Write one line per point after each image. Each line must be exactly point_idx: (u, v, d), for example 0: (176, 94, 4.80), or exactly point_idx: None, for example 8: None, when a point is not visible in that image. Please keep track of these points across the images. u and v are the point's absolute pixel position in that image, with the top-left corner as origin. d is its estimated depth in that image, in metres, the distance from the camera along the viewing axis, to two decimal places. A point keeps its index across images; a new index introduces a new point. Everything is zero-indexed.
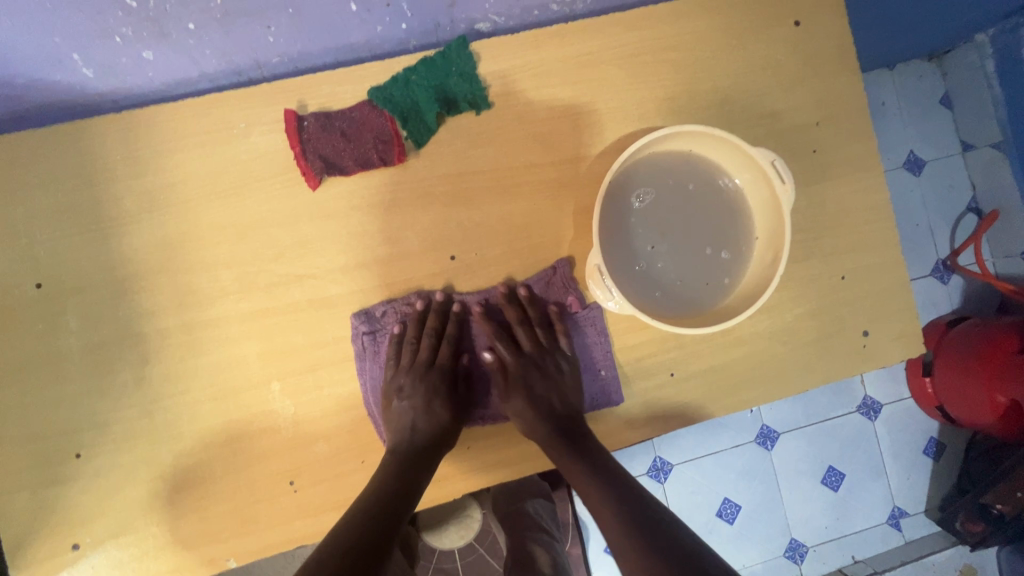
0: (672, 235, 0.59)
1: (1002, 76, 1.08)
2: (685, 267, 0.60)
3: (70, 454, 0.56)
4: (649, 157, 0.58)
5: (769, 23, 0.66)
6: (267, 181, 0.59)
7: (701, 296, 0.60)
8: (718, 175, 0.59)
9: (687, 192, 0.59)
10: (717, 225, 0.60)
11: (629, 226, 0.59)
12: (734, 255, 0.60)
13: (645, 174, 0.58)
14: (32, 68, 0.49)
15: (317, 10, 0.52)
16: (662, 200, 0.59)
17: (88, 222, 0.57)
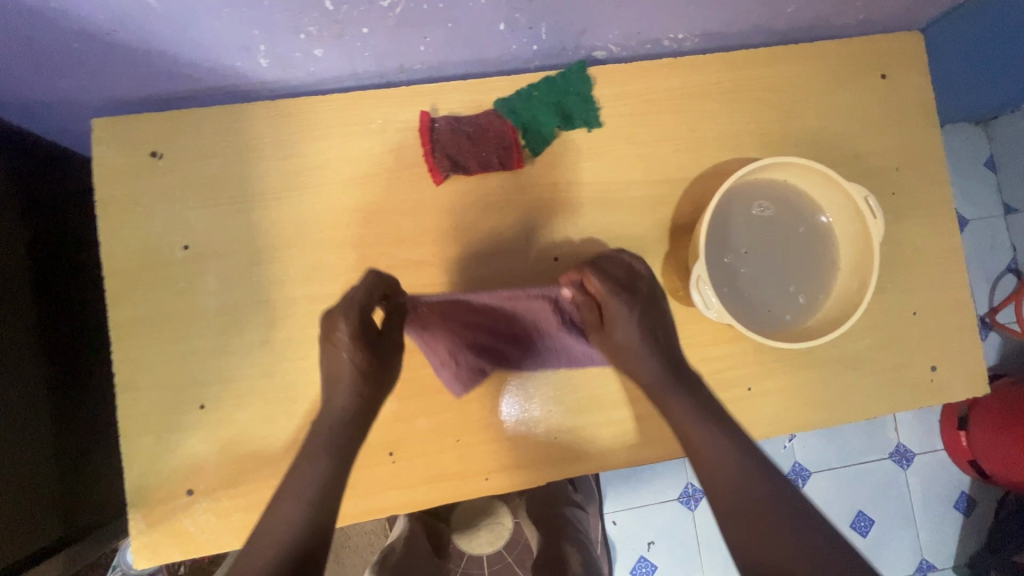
0: (763, 259, 0.64)
1: None
2: (766, 295, 0.64)
3: (195, 405, 0.60)
4: (752, 182, 0.63)
5: (859, 73, 0.72)
6: (397, 173, 0.65)
7: (768, 324, 0.63)
8: (811, 209, 0.64)
9: (781, 221, 0.64)
10: (805, 256, 0.65)
11: (727, 242, 0.64)
12: (810, 301, 0.64)
13: (745, 197, 0.63)
14: (220, 54, 0.55)
15: (471, 28, 0.58)
16: (763, 230, 0.64)
17: (235, 195, 0.63)
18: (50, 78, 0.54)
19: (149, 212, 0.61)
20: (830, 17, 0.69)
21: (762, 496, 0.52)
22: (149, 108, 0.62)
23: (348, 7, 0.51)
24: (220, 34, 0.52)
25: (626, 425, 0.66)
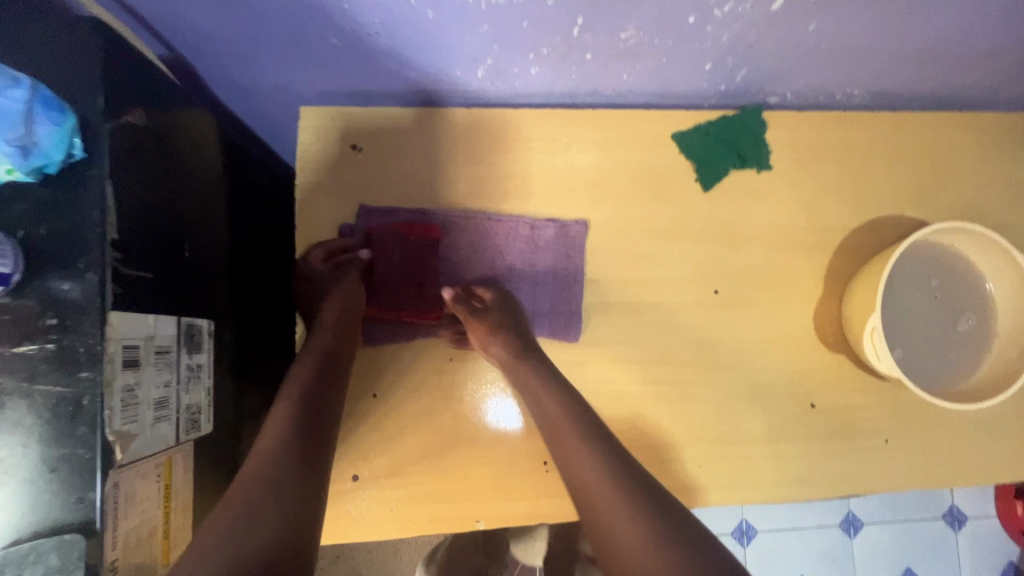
0: (916, 315, 0.66)
1: None
2: (893, 322, 0.66)
3: (368, 393, 0.62)
4: (927, 240, 0.66)
5: (1016, 146, 0.74)
6: (574, 192, 0.67)
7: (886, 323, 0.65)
8: (981, 287, 0.66)
9: (955, 310, 0.66)
10: (956, 330, 0.66)
11: (940, 281, 0.66)
12: (896, 351, 0.65)
13: (912, 251, 0.66)
14: (447, 63, 0.57)
15: (682, 64, 0.60)
16: (948, 317, 0.66)
17: (422, 194, 0.64)
18: (288, 67, 0.57)
19: (344, 202, 0.63)
20: (1000, 90, 0.71)
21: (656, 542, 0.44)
22: (353, 102, 0.64)
23: (590, 35, 0.53)
24: (461, 47, 0.54)
25: (766, 462, 0.67)
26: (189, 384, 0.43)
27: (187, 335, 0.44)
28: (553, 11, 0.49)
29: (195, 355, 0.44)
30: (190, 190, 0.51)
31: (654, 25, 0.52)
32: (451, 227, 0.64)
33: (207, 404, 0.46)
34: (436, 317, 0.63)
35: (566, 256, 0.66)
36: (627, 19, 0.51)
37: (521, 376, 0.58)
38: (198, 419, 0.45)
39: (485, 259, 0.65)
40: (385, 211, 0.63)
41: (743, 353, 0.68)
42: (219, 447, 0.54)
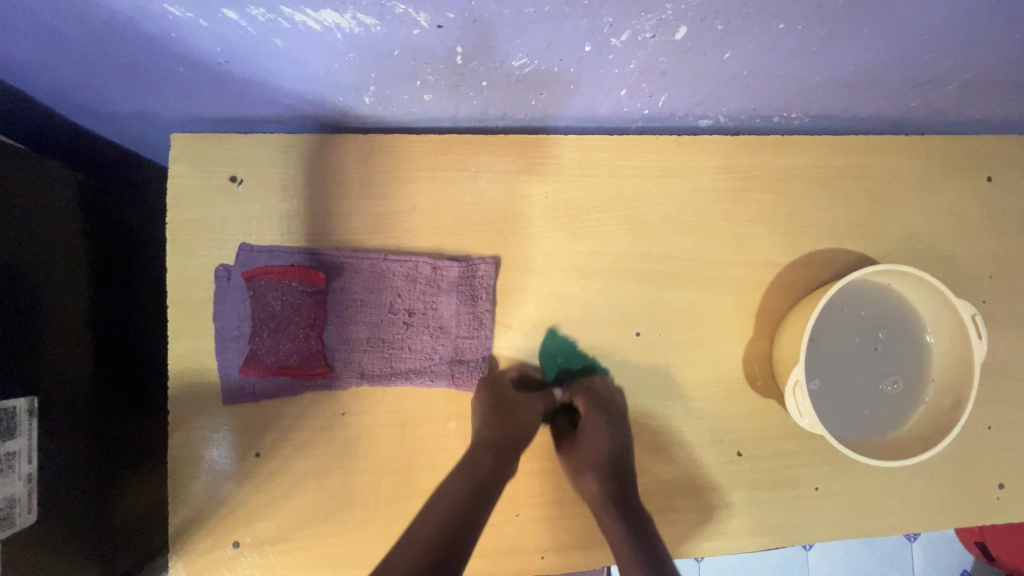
0: (852, 363, 0.62)
1: None
2: (821, 362, 0.62)
3: (250, 452, 0.56)
4: (867, 282, 0.61)
5: (965, 173, 0.69)
6: (483, 227, 0.61)
7: (812, 359, 0.61)
8: (920, 347, 0.62)
9: (889, 367, 0.62)
10: (887, 386, 0.62)
11: (883, 332, 0.62)
12: (816, 387, 0.61)
13: (850, 292, 0.62)
14: (324, 90, 0.51)
15: (593, 91, 0.55)
16: (881, 372, 0.62)
17: (313, 231, 0.58)
18: (139, 94, 0.50)
19: (223, 241, 0.57)
20: (949, 114, 0.66)
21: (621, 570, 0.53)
22: (234, 128, 0.58)
23: (478, 63, 0.47)
24: (333, 75, 0.48)
25: (686, 514, 0.64)
26: None
27: None
28: (424, 40, 0.43)
29: (0, 445, 0.43)
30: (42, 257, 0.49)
31: (548, 54, 0.46)
32: (350, 269, 0.58)
33: (26, 494, 0.46)
34: (326, 370, 0.57)
35: (472, 300, 0.60)
36: (514, 47, 0.45)
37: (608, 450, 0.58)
38: (8, 513, 0.44)
39: (385, 300, 0.59)
40: (281, 246, 0.58)
41: (667, 398, 0.64)
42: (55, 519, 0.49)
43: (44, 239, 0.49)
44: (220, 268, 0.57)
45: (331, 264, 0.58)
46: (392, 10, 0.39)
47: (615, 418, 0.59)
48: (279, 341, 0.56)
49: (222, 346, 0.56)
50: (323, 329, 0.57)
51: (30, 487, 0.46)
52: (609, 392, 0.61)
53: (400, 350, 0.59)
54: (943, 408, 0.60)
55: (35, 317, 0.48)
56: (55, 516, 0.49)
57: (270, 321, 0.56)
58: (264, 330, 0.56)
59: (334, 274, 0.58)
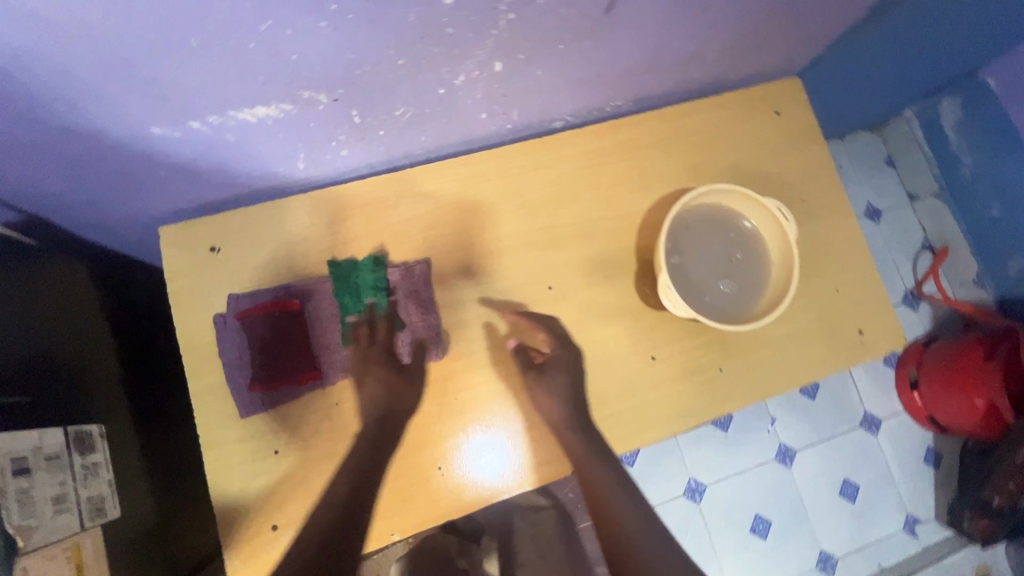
0: (711, 265, 0.80)
1: (956, 128, 1.52)
2: (686, 253, 0.80)
3: (270, 451, 0.70)
4: (707, 201, 0.81)
5: (759, 113, 0.93)
6: (413, 236, 0.80)
7: (680, 249, 0.80)
8: (765, 257, 0.80)
9: (738, 271, 0.80)
10: (734, 286, 0.80)
11: (737, 246, 0.80)
12: (677, 264, 0.79)
13: (697, 211, 0.81)
14: (268, 163, 0.70)
15: (463, 120, 0.75)
16: (734, 275, 0.80)
17: (283, 271, 0.75)
18: (133, 198, 0.67)
19: (216, 295, 0.73)
20: (730, 75, 0.90)
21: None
22: (205, 212, 0.76)
23: (371, 118, 0.67)
24: (272, 150, 0.67)
25: (627, 414, 0.80)
26: (86, 479, 0.60)
27: (79, 441, 0.60)
28: (329, 111, 0.62)
29: (87, 455, 0.61)
30: (90, 329, 0.69)
31: (417, 101, 0.66)
32: (319, 293, 0.75)
33: (110, 494, 0.63)
34: (318, 373, 0.73)
35: (419, 295, 0.77)
36: (392, 102, 0.65)
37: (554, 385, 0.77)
38: (102, 505, 0.61)
39: (351, 312, 0.75)
40: (272, 286, 0.74)
41: (588, 330, 0.81)
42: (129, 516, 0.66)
43: (90, 318, 0.69)
44: (217, 316, 0.73)
45: (305, 294, 0.75)
46: (301, 96, 0.58)
47: (572, 369, 0.78)
48: (276, 359, 0.72)
49: (230, 373, 0.71)
50: (306, 344, 0.73)
51: (111, 489, 0.64)
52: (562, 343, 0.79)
53: (372, 347, 0.75)
54: (777, 307, 0.77)
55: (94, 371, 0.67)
56: (131, 514, 0.66)
57: (266, 346, 0.72)
58: (262, 352, 0.72)
59: (308, 300, 0.74)
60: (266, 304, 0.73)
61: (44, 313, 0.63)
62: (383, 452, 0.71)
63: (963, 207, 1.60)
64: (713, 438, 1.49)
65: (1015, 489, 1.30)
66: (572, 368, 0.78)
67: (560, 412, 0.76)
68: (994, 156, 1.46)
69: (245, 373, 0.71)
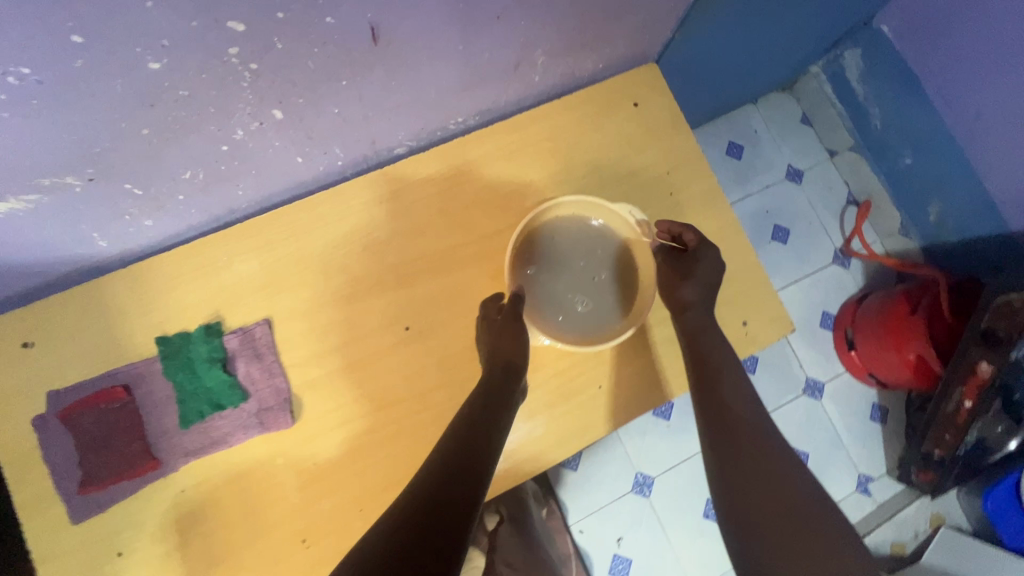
0: (570, 283, 0.78)
1: (864, 76, 1.48)
2: (543, 265, 0.78)
3: (113, 554, 0.66)
4: (563, 219, 0.79)
5: (616, 108, 0.88)
6: (250, 297, 0.74)
7: (537, 260, 0.78)
8: (626, 281, 0.78)
9: (592, 291, 0.78)
10: (588, 306, 0.78)
11: (599, 265, 0.79)
12: (530, 274, 0.77)
13: (556, 228, 0.79)
14: (60, 249, 0.64)
15: (276, 168, 0.69)
16: (588, 294, 0.78)
17: (108, 357, 0.70)
18: None
19: (34, 395, 0.68)
20: (577, 71, 0.85)
21: (817, 511, 0.58)
22: (10, 306, 0.70)
23: (156, 187, 0.61)
24: (52, 237, 0.61)
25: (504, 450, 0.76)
26: None
27: None
28: (92, 192, 0.56)
29: None
30: None
31: (201, 162, 0.60)
32: (148, 376, 0.70)
33: None
34: (155, 462, 0.68)
35: (262, 360, 0.72)
36: (169, 169, 0.59)
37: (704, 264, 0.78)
38: None
39: (184, 391, 0.70)
40: (98, 374, 0.69)
41: (452, 367, 0.77)
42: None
43: None
44: (36, 418, 0.67)
45: (132, 379, 0.69)
46: (43, 184, 0.52)
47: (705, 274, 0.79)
48: (106, 455, 0.67)
49: (58, 478, 0.66)
50: (137, 432, 0.68)
51: None
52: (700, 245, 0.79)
53: (214, 424, 0.70)
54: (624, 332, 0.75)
55: None
56: None
57: (93, 442, 0.67)
58: (88, 450, 0.67)
59: (136, 385, 0.69)
60: (90, 397, 0.68)
61: None
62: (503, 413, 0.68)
63: (879, 158, 1.57)
64: (656, 429, 1.46)
65: (953, 438, 1.23)
66: (713, 261, 0.79)
67: (711, 338, 0.75)
68: (897, 103, 1.43)
69: (73, 475, 0.66)
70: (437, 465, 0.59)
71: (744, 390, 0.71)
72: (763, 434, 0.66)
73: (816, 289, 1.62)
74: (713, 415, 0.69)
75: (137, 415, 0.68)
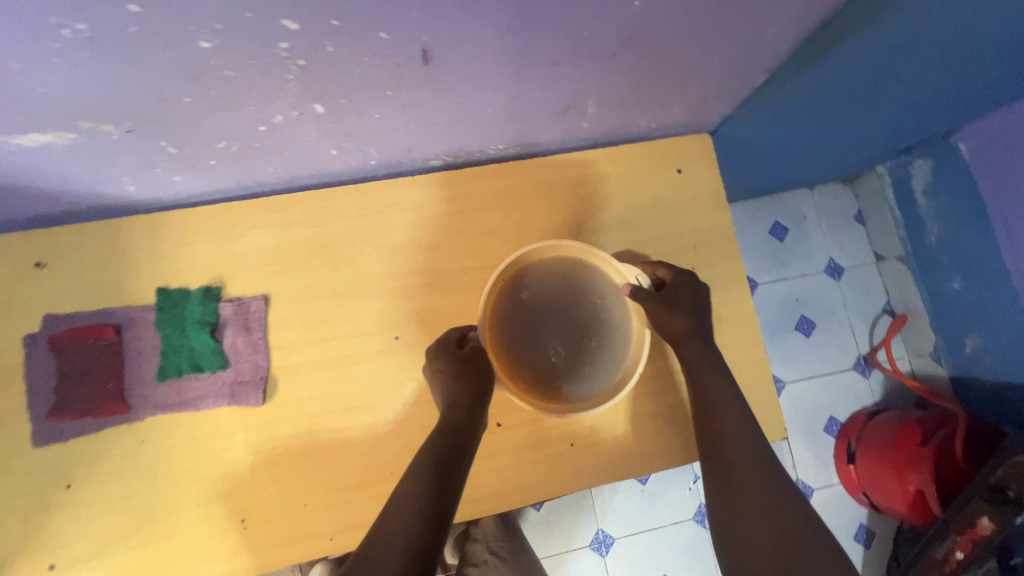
0: (555, 331, 0.75)
1: (927, 191, 1.40)
2: (543, 294, 0.75)
3: (62, 485, 0.68)
4: (572, 260, 0.75)
5: (658, 170, 0.86)
6: (255, 270, 0.76)
7: (538, 284, 0.75)
8: (604, 358, 0.75)
9: (566, 349, 0.75)
10: (559, 360, 0.74)
11: (591, 327, 0.75)
12: (522, 296, 0.74)
13: (556, 266, 0.75)
14: (90, 185, 0.66)
15: (310, 155, 0.70)
16: (566, 349, 0.75)
17: (110, 296, 0.72)
18: None
19: (33, 314, 0.71)
20: (628, 125, 0.84)
21: (809, 519, 0.62)
22: (36, 225, 0.73)
23: (190, 149, 0.63)
24: (86, 173, 0.63)
25: None
26: None
27: None
28: (123, 140, 0.58)
29: None
30: None
31: (237, 136, 0.62)
32: (141, 324, 0.72)
33: None
34: (124, 407, 0.69)
35: (250, 333, 0.73)
36: (206, 136, 0.60)
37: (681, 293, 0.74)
38: None
39: (170, 346, 0.71)
40: (96, 312, 0.71)
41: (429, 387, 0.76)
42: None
43: None
44: (29, 337, 0.70)
45: (126, 324, 0.71)
46: (84, 126, 0.54)
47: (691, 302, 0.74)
48: (80, 388, 0.69)
49: (33, 398, 0.68)
50: (116, 374, 0.70)
51: None
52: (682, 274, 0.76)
53: (188, 384, 0.71)
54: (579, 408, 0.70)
55: None
56: None
57: (73, 373, 0.69)
58: (66, 379, 0.69)
59: (127, 329, 0.71)
60: (83, 330, 0.70)
61: None
62: (473, 433, 0.67)
63: (925, 276, 1.49)
64: (629, 490, 1.42)
65: None
66: (693, 288, 0.75)
67: (690, 322, 0.72)
68: (958, 228, 1.34)
69: (47, 400, 0.68)
70: (421, 506, 0.59)
71: (753, 431, 0.68)
72: (782, 506, 0.62)
73: (828, 391, 1.56)
74: (727, 524, 0.64)
75: (120, 358, 0.70)
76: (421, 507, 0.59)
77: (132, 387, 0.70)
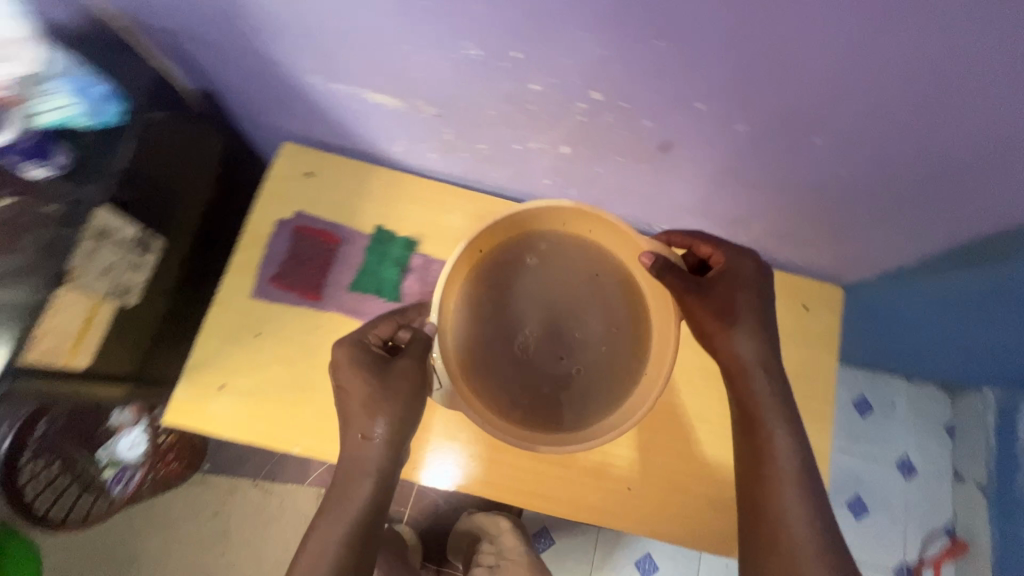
0: (542, 322, 0.74)
1: None
2: (547, 278, 0.75)
3: (252, 332, 0.87)
4: (598, 262, 0.76)
5: (786, 297, 0.97)
6: (446, 240, 0.94)
7: (548, 267, 0.76)
8: (561, 376, 0.73)
9: (520, 339, 0.73)
10: (517, 347, 0.73)
11: (570, 334, 0.74)
12: (530, 261, 0.75)
13: (593, 263, 0.76)
14: (377, 137, 0.89)
15: (529, 176, 0.90)
16: (539, 348, 0.73)
17: (342, 215, 0.94)
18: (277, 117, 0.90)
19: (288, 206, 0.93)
20: (775, 251, 0.97)
21: None
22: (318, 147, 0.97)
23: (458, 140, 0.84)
24: (383, 128, 0.86)
25: None
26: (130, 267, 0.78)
27: (142, 241, 0.79)
28: (431, 121, 0.80)
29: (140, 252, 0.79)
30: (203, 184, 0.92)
31: (496, 145, 0.82)
32: (354, 244, 0.92)
33: (139, 288, 0.81)
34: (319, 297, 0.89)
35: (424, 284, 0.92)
36: (477, 137, 0.81)
37: (731, 278, 0.71)
38: (128, 290, 0.79)
39: (366, 269, 0.91)
40: (330, 222, 0.93)
41: None
42: (91, 363, 0.77)
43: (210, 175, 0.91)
44: (280, 220, 0.92)
45: (345, 240, 0.92)
46: (413, 102, 0.76)
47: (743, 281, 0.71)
48: (297, 271, 0.90)
49: (264, 263, 0.90)
50: (324, 271, 0.90)
51: (142, 283, 0.82)
52: (735, 257, 0.72)
53: (367, 301, 0.90)
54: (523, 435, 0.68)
55: (188, 209, 0.87)
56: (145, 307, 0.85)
57: (298, 258, 0.90)
58: (291, 260, 0.90)
59: (344, 243, 0.92)
60: (317, 232, 0.92)
61: (189, 154, 0.83)
62: (411, 416, 0.65)
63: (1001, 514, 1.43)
64: None
65: None
66: (745, 269, 0.71)
67: (761, 384, 0.70)
68: None
69: (272, 269, 0.90)
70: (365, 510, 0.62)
71: (804, 508, 0.64)
72: None
73: None
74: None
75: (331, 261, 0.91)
76: (371, 510, 0.62)
77: (330, 285, 0.90)
